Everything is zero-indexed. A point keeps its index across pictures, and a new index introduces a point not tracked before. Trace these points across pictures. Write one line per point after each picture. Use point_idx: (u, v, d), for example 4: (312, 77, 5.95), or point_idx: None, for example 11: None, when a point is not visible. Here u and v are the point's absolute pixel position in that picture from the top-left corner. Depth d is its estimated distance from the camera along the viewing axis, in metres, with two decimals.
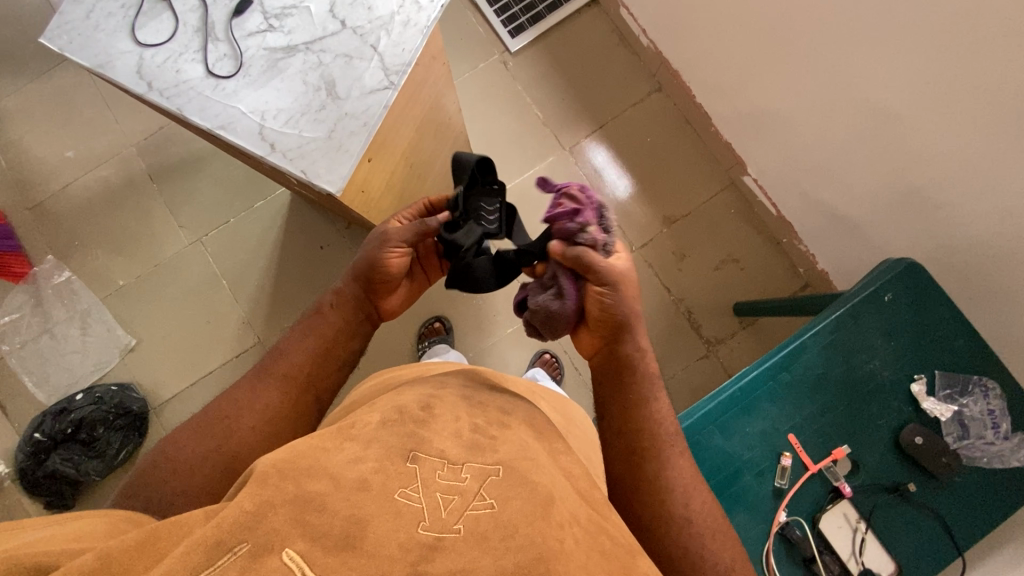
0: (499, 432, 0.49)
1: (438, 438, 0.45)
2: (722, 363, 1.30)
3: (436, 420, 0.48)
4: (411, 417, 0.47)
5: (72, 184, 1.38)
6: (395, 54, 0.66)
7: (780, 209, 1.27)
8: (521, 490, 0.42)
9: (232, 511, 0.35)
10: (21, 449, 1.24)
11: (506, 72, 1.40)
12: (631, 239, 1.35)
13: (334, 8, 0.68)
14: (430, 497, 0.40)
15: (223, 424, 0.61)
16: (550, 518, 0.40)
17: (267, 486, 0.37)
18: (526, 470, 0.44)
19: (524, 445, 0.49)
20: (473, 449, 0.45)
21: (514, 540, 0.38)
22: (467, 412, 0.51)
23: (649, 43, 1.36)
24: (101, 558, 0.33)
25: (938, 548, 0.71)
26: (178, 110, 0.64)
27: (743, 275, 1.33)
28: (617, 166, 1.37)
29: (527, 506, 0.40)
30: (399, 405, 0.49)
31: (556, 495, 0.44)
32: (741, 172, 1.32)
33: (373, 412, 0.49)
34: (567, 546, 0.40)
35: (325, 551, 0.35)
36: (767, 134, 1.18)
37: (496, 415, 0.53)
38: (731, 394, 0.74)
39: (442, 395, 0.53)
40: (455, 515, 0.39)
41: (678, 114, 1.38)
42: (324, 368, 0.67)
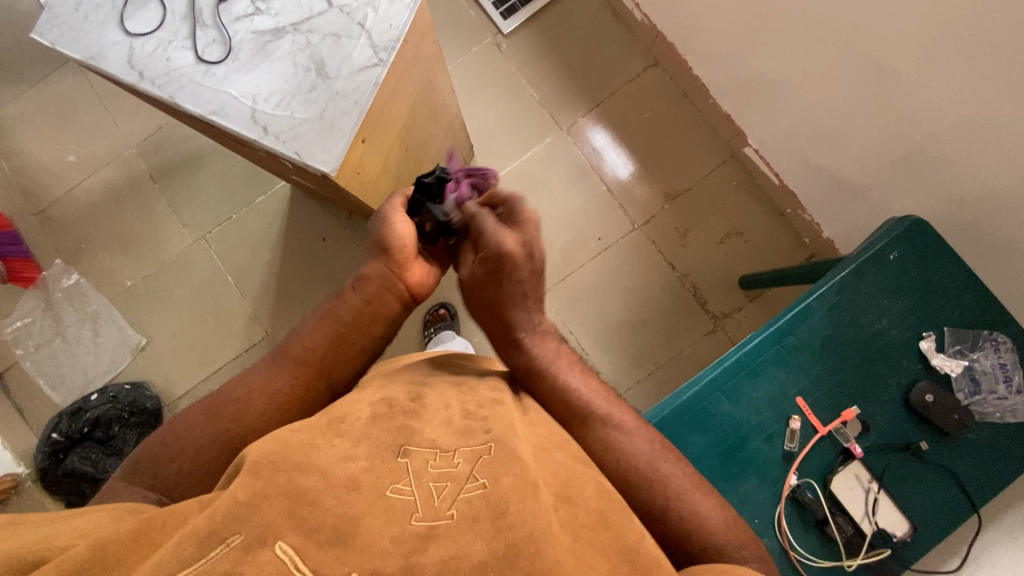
0: (490, 412, 0.51)
1: (429, 428, 0.48)
2: (729, 337, 1.29)
3: (426, 409, 0.51)
4: (401, 409, 0.50)
5: (75, 189, 1.40)
6: (383, 30, 0.65)
7: (782, 178, 1.26)
8: (511, 466, 0.43)
9: (224, 503, 0.36)
10: (39, 449, 1.26)
11: (500, 54, 1.39)
12: (633, 217, 1.34)
13: None
14: (422, 488, 0.42)
15: (226, 411, 0.61)
16: (540, 500, 0.41)
17: (261, 479, 0.39)
18: (517, 444, 0.46)
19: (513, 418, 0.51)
20: (465, 434, 0.48)
21: (502, 523, 0.39)
22: (458, 397, 0.54)
23: (643, 18, 1.35)
24: (95, 550, 0.34)
25: (954, 503, 0.70)
26: (170, 98, 0.64)
27: (748, 248, 1.31)
28: (617, 146, 1.36)
29: (519, 484, 0.42)
30: (389, 398, 0.52)
31: (546, 479, 0.45)
32: (741, 143, 1.30)
33: (364, 404, 0.52)
34: (555, 528, 0.40)
35: (318, 545, 0.36)
36: (765, 103, 1.17)
37: (489, 394, 0.55)
38: (736, 359, 0.73)
39: (434, 384, 0.56)
40: (447, 502, 0.41)
41: (674, 88, 1.37)
42: (339, 354, 0.66)
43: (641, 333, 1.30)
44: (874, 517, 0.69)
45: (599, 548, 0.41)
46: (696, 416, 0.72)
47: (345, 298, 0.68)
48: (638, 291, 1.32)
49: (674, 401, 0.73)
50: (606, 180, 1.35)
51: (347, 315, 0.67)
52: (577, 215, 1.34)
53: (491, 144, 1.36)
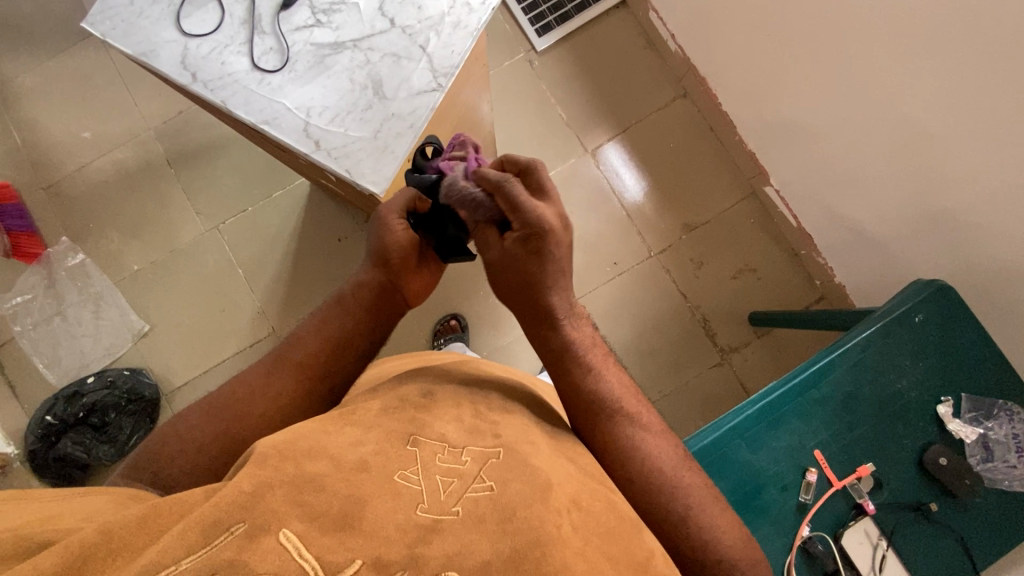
0: (499, 417, 0.52)
1: (439, 423, 0.49)
2: (734, 372, 1.31)
3: (436, 405, 0.52)
4: (412, 404, 0.52)
5: (88, 165, 1.37)
6: (444, 55, 0.65)
7: (800, 221, 1.28)
8: (520, 473, 0.44)
9: (228, 493, 0.37)
10: (29, 432, 1.23)
11: (531, 70, 1.39)
12: (649, 244, 1.35)
13: (383, 6, 0.66)
14: (430, 480, 0.42)
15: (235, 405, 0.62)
16: (549, 502, 0.42)
17: (266, 468, 0.40)
18: (526, 452, 0.47)
19: (525, 427, 0.52)
20: (473, 433, 0.48)
21: (506, 525, 0.39)
22: (467, 398, 0.55)
23: (677, 48, 1.35)
24: (102, 533, 0.36)
25: (956, 565, 0.72)
26: (222, 103, 0.64)
27: (760, 285, 1.33)
28: (633, 169, 1.37)
29: (526, 489, 0.42)
30: (400, 394, 0.54)
31: (557, 479, 0.45)
32: (763, 181, 1.32)
33: (375, 400, 0.53)
34: (565, 530, 0.40)
35: (322, 532, 0.37)
36: (793, 147, 1.18)
37: (498, 399, 0.56)
38: (760, 408, 0.74)
39: (442, 383, 0.57)
40: (453, 498, 0.41)
41: (701, 121, 1.37)
42: (341, 359, 0.67)
43: (649, 360, 1.32)
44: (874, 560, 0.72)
45: (607, 554, 0.41)
46: (716, 461, 0.73)
47: (345, 300, 0.70)
48: (649, 317, 1.33)
49: (694, 446, 0.74)
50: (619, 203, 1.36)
51: (349, 318, 0.69)
52: (594, 238, 1.35)
53: None
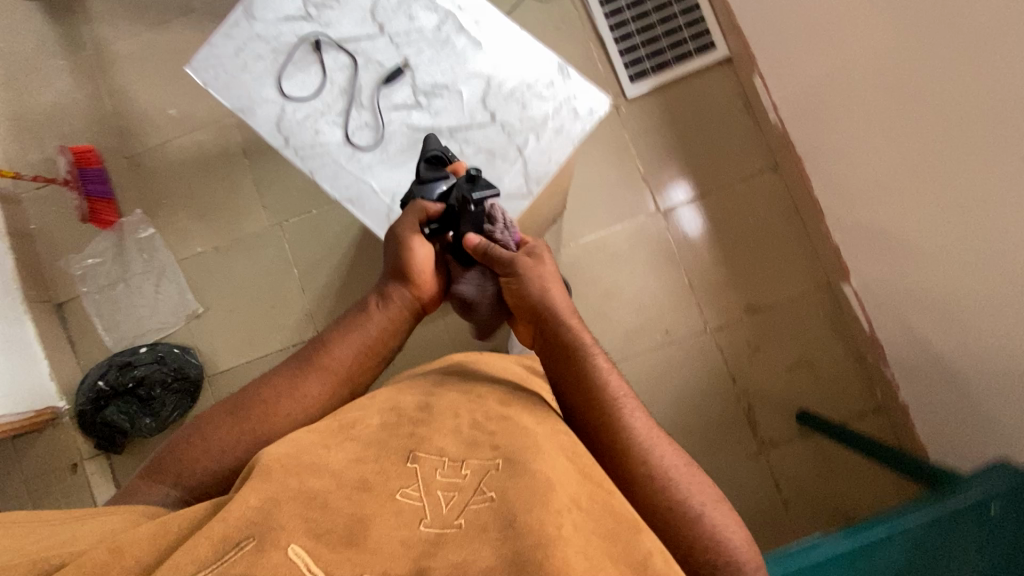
0: (497, 426, 0.58)
1: (438, 437, 0.55)
2: (770, 468, 1.25)
3: (434, 419, 0.59)
4: (409, 418, 0.59)
5: (169, 142, 1.40)
6: (538, 159, 0.77)
7: (874, 328, 1.20)
8: (518, 480, 0.49)
9: (240, 509, 0.44)
10: (82, 392, 1.29)
11: (616, 117, 1.33)
12: (707, 317, 1.29)
13: (484, 100, 0.78)
14: (431, 496, 0.48)
15: (254, 412, 0.70)
16: (549, 505, 0.47)
17: (271, 482, 0.47)
18: (525, 460, 0.52)
19: (519, 431, 0.57)
20: (472, 446, 0.54)
21: (509, 529, 0.45)
22: (466, 409, 0.61)
23: (778, 121, 1.26)
24: (113, 551, 0.43)
25: None
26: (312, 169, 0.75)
27: (816, 383, 1.27)
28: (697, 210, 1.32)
29: (526, 493, 0.48)
30: (399, 407, 0.62)
31: (555, 482, 0.50)
32: (841, 278, 1.24)
33: (374, 413, 0.61)
34: (564, 531, 0.46)
35: (329, 547, 0.43)
36: (883, 255, 1.10)
37: (495, 407, 0.62)
38: (804, 565, 0.74)
39: (440, 393, 0.65)
40: (455, 511, 0.47)
41: (787, 199, 1.30)
42: (361, 364, 0.75)
43: (683, 437, 1.27)
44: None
45: (606, 555, 0.46)
46: None
47: (369, 316, 0.77)
48: (692, 393, 1.28)
49: None
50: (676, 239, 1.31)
51: (370, 332, 0.76)
52: (650, 301, 1.30)
53: (584, 207, 1.33)
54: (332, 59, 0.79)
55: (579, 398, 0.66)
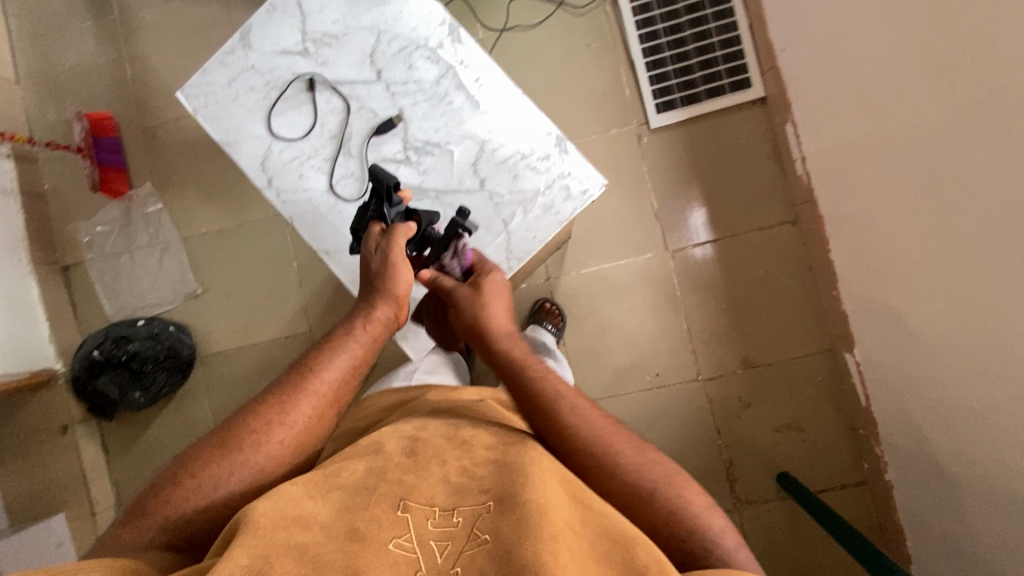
0: (483, 470, 0.57)
1: (426, 485, 0.55)
2: (742, 524, 1.24)
3: (420, 466, 0.58)
4: (398, 464, 0.58)
5: (184, 118, 1.39)
6: (521, 236, 0.85)
7: (871, 403, 1.15)
8: (508, 521, 0.50)
9: (230, 568, 0.45)
10: (76, 359, 1.31)
11: (636, 147, 1.28)
12: (700, 366, 1.26)
13: (473, 165, 0.86)
14: (424, 545, 0.49)
15: (234, 446, 0.67)
16: (541, 534, 0.48)
17: (259, 540, 0.48)
18: (514, 495, 0.52)
19: (509, 471, 0.56)
20: (459, 493, 0.54)
21: (507, 566, 0.47)
22: (452, 456, 0.60)
23: (804, 172, 1.19)
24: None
25: None
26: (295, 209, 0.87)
27: (802, 448, 1.24)
28: (710, 232, 1.27)
29: (515, 531, 0.49)
30: (389, 451, 0.61)
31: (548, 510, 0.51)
32: (844, 346, 1.19)
33: (359, 458, 0.60)
34: (560, 559, 0.46)
35: None
36: (889, 335, 1.05)
37: (484, 451, 0.61)
38: None
39: (424, 436, 0.64)
40: (449, 560, 0.48)
41: (802, 255, 1.25)
42: (347, 385, 0.74)
43: None
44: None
45: None
46: None
47: (356, 332, 0.75)
48: (675, 440, 1.26)
49: None
50: (682, 257, 1.27)
51: (359, 351, 0.75)
52: (646, 341, 1.28)
53: (591, 236, 1.29)
54: (326, 101, 0.88)
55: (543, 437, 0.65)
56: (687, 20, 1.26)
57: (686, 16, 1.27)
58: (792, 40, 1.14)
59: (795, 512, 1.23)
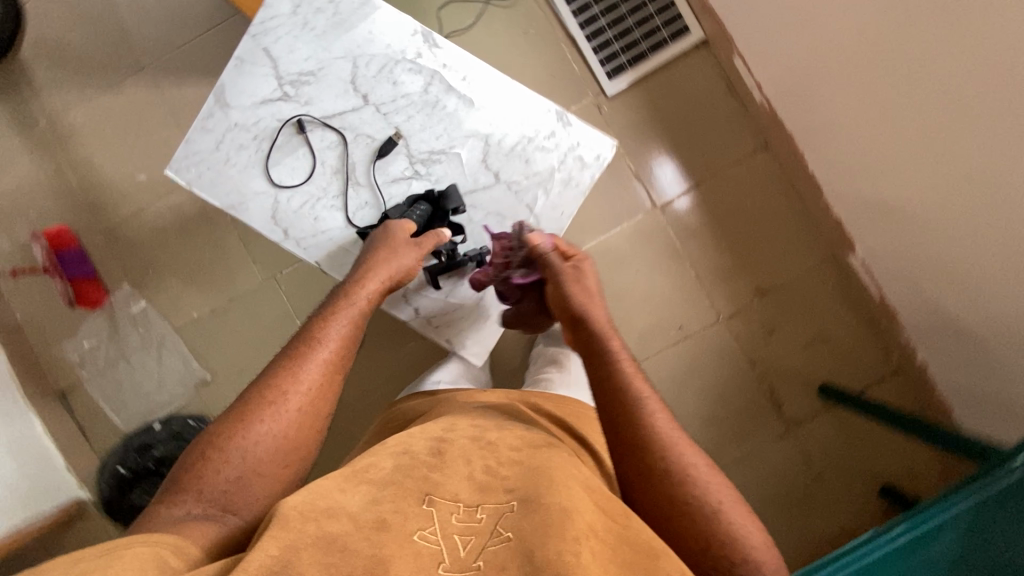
0: (508, 470, 0.59)
1: (451, 482, 0.57)
2: (800, 445, 1.27)
3: (447, 464, 0.60)
4: (423, 461, 0.60)
5: (145, 208, 1.35)
6: (547, 214, 0.98)
7: (884, 295, 1.20)
8: (532, 517, 0.52)
9: (261, 560, 0.46)
10: (102, 481, 1.25)
11: (599, 116, 1.30)
12: (718, 307, 1.29)
13: (482, 161, 0.98)
14: (448, 539, 0.51)
15: (255, 409, 0.70)
16: (565, 534, 0.50)
17: (291, 531, 0.48)
18: (539, 496, 0.55)
19: (536, 472, 0.59)
20: (484, 491, 0.56)
21: (530, 565, 0.48)
22: (479, 454, 0.62)
23: (763, 100, 1.24)
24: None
25: None
26: (324, 245, 0.96)
27: (833, 356, 1.27)
28: (681, 176, 1.30)
29: (539, 526, 0.51)
30: (411, 450, 0.62)
31: (574, 510, 0.53)
32: (846, 250, 1.24)
33: (386, 457, 0.61)
34: (583, 559, 0.49)
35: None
36: (885, 225, 1.09)
37: (508, 452, 0.63)
38: (865, 563, 0.78)
39: (453, 438, 0.65)
40: (473, 553, 0.50)
41: (782, 176, 1.28)
42: (349, 347, 0.79)
43: (712, 429, 1.27)
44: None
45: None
46: None
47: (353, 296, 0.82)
48: (714, 384, 1.28)
49: None
50: (669, 209, 1.30)
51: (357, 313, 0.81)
52: (661, 298, 1.29)
53: (580, 213, 1.30)
54: (319, 140, 0.96)
55: (614, 429, 0.69)
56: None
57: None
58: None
59: (844, 419, 1.27)
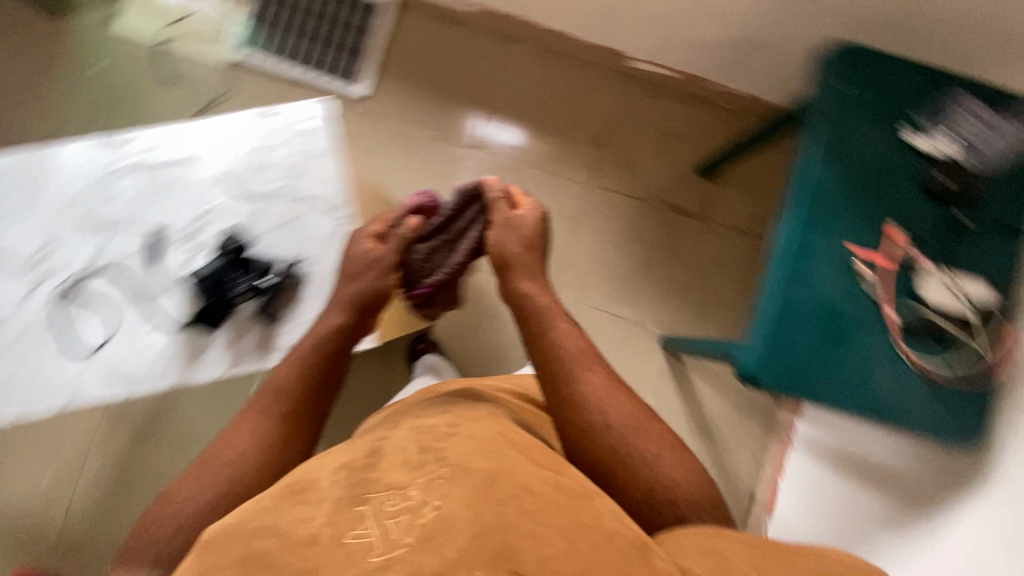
0: (444, 443, 0.61)
1: (388, 473, 0.57)
2: (721, 224, 1.36)
3: (384, 457, 0.60)
4: (362, 464, 0.60)
5: (65, 505, 1.19)
6: (325, 209, 1.24)
7: (679, 70, 1.31)
8: (462, 483, 0.55)
9: None
10: None
11: (369, 119, 1.35)
12: (579, 177, 1.37)
13: (258, 218, 1.23)
14: (379, 527, 0.52)
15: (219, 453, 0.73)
16: (490, 497, 0.54)
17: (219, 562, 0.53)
18: (469, 465, 0.57)
19: (468, 444, 0.61)
20: (417, 468, 0.58)
21: (473, 533, 0.51)
22: (417, 436, 0.63)
23: (474, 8, 1.33)
24: None
25: (997, 253, 0.78)
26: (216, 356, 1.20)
27: (686, 142, 1.36)
28: (507, 124, 1.36)
29: (469, 494, 0.54)
30: (356, 454, 0.62)
31: (501, 475, 0.57)
32: (625, 59, 1.34)
33: (326, 471, 0.60)
34: (508, 517, 0.52)
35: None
36: (628, 20, 1.19)
37: (446, 426, 0.66)
38: (788, 243, 0.77)
39: (393, 434, 0.65)
40: (401, 532, 0.51)
41: (538, 47, 1.37)
42: (309, 378, 0.79)
43: (652, 269, 1.35)
44: (907, 249, 0.77)
45: (559, 530, 0.52)
46: (786, 318, 0.75)
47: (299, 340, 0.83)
48: (624, 236, 1.35)
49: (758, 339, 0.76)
50: (480, 139, 1.35)
51: (309, 355, 0.81)
52: None
53: None
54: (142, 301, 1.18)
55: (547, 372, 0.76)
56: (292, 13, 1.33)
57: (288, 11, 1.34)
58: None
59: (733, 178, 1.36)
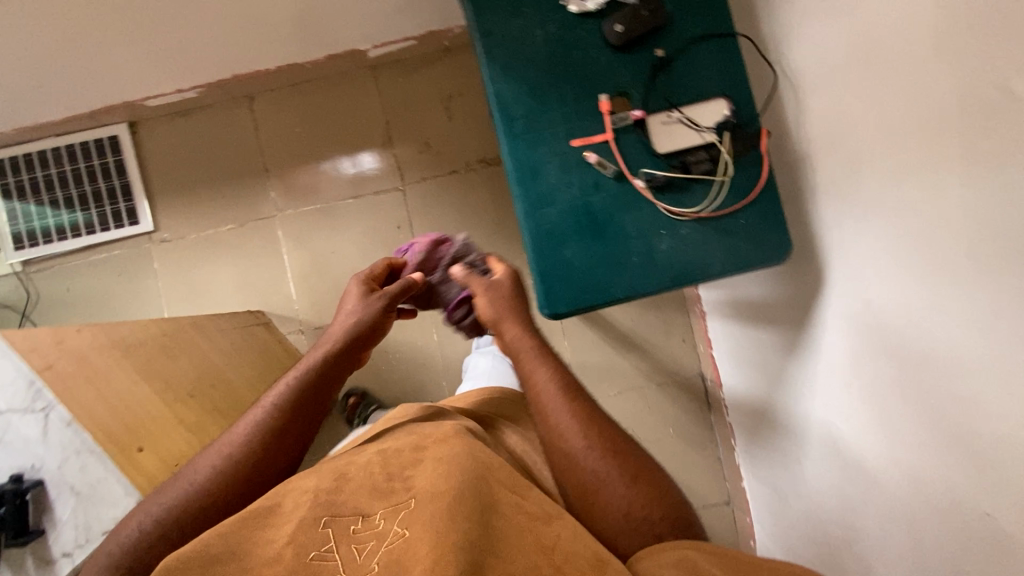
0: (412, 471, 0.58)
1: (352, 498, 0.56)
2: None
3: (346, 487, 0.57)
4: (323, 493, 0.56)
5: None
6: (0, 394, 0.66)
7: (411, 35, 1.24)
8: (430, 505, 0.53)
9: None
10: None
11: (172, 243, 1.31)
12: (391, 184, 1.32)
13: None
14: (345, 550, 0.51)
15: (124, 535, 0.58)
16: (457, 516, 0.52)
17: None
18: (438, 487, 0.55)
19: (437, 463, 0.58)
20: (383, 492, 0.56)
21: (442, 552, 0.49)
22: (376, 459, 0.60)
23: (197, 91, 1.26)
24: None
25: (714, 65, 0.74)
26: None
27: (466, 95, 1.31)
28: (355, 154, 1.32)
29: (438, 510, 0.52)
30: (326, 482, 0.57)
31: (469, 490, 0.55)
32: (361, 52, 1.25)
33: (297, 495, 0.56)
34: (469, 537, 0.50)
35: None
36: (331, 23, 1.13)
37: (409, 449, 0.62)
38: (514, 170, 0.73)
39: (353, 460, 0.61)
40: (368, 556, 0.50)
41: (282, 88, 1.31)
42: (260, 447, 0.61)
43: (503, 226, 1.31)
44: (622, 113, 0.72)
45: (524, 546, 0.52)
46: (548, 243, 0.72)
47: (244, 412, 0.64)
48: (462, 211, 1.32)
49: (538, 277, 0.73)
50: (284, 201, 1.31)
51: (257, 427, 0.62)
52: (367, 235, 1.31)
53: (260, 287, 1.31)
54: None
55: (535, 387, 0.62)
56: (35, 198, 1.26)
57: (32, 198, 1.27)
58: (43, 101, 1.15)
59: None
